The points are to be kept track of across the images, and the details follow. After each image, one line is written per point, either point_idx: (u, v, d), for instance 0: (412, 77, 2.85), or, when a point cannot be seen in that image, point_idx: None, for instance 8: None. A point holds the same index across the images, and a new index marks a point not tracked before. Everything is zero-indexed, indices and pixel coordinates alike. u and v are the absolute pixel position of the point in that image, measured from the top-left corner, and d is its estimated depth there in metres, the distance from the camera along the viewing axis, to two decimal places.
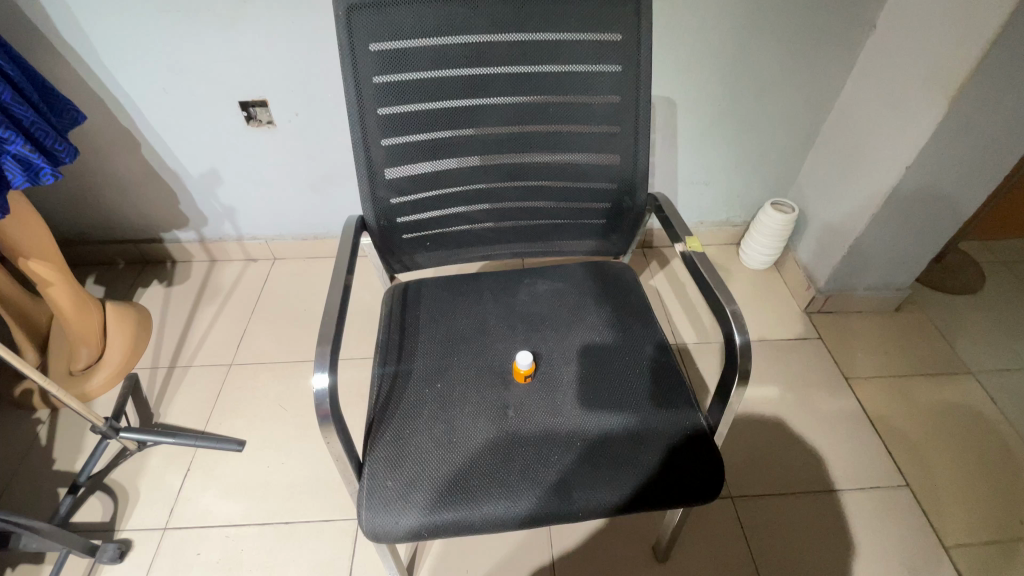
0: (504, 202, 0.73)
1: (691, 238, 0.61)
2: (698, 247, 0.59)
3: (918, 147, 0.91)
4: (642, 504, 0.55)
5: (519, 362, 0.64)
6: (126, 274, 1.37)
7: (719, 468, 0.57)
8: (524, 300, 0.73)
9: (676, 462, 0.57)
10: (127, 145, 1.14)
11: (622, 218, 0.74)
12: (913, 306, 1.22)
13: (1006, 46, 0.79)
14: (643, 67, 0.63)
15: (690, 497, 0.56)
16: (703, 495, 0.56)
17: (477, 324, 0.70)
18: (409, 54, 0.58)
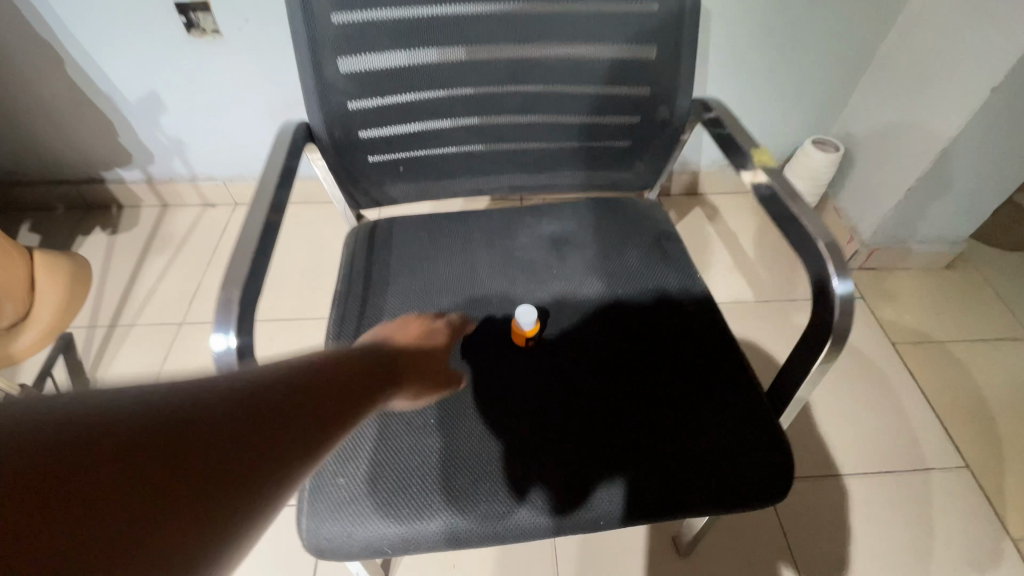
0: (499, 115, 0.56)
1: (760, 152, 0.45)
2: (770, 160, 0.45)
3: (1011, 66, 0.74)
4: (686, 507, 0.41)
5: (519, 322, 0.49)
6: (65, 220, 1.19)
7: (786, 461, 0.43)
8: (526, 241, 0.57)
9: (727, 453, 0.43)
10: (46, 63, 0.95)
11: (652, 140, 0.58)
12: (965, 263, 1.08)
13: None
14: None
15: (745, 500, 0.42)
16: (763, 497, 0.42)
17: (464, 270, 0.54)
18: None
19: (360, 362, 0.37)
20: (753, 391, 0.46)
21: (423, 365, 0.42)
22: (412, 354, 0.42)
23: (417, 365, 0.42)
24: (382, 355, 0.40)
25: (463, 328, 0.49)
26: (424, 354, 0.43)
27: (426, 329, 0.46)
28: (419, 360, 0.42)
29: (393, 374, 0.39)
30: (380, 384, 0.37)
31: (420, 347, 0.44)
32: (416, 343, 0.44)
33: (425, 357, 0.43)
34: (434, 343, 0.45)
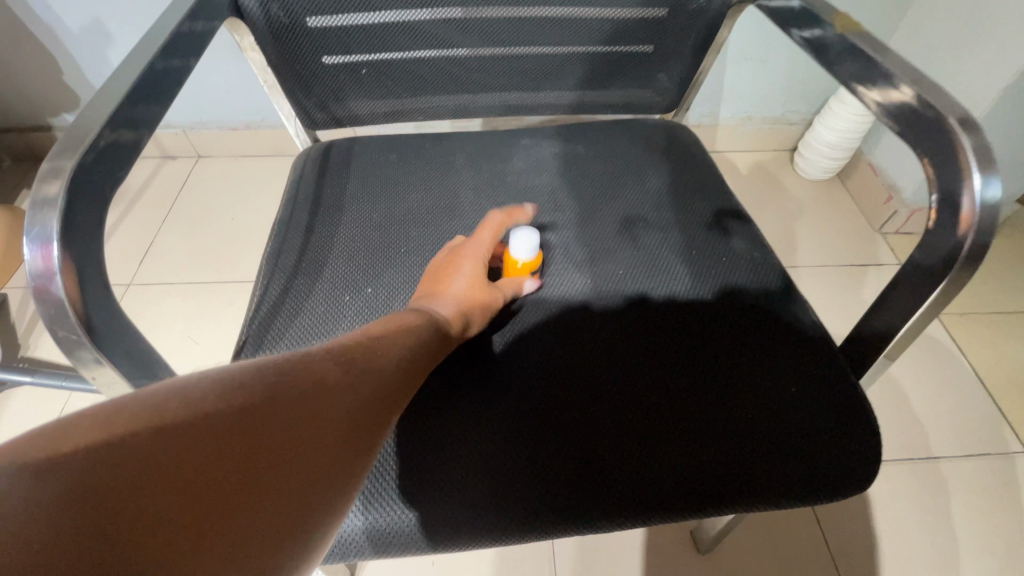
0: (489, 4, 0.43)
1: (845, 19, 0.35)
2: (857, 26, 0.35)
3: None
4: (748, 501, 0.32)
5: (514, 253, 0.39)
6: (11, 171, 1.07)
7: (845, 444, 0.33)
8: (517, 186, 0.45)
9: (769, 436, 0.33)
10: None
11: (684, 40, 0.46)
12: (1013, 228, 0.96)
13: None
14: None
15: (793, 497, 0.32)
16: (818, 494, 0.32)
17: (440, 204, 0.42)
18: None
19: (399, 320, 0.31)
20: (812, 355, 0.36)
21: (474, 302, 0.36)
22: (457, 298, 0.35)
23: (475, 316, 0.35)
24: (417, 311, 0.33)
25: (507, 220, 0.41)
26: (468, 287, 0.36)
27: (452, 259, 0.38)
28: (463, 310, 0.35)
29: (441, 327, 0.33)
30: (430, 343, 0.31)
31: (461, 282, 0.36)
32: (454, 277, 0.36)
33: (469, 307, 0.35)
34: (474, 268, 0.37)
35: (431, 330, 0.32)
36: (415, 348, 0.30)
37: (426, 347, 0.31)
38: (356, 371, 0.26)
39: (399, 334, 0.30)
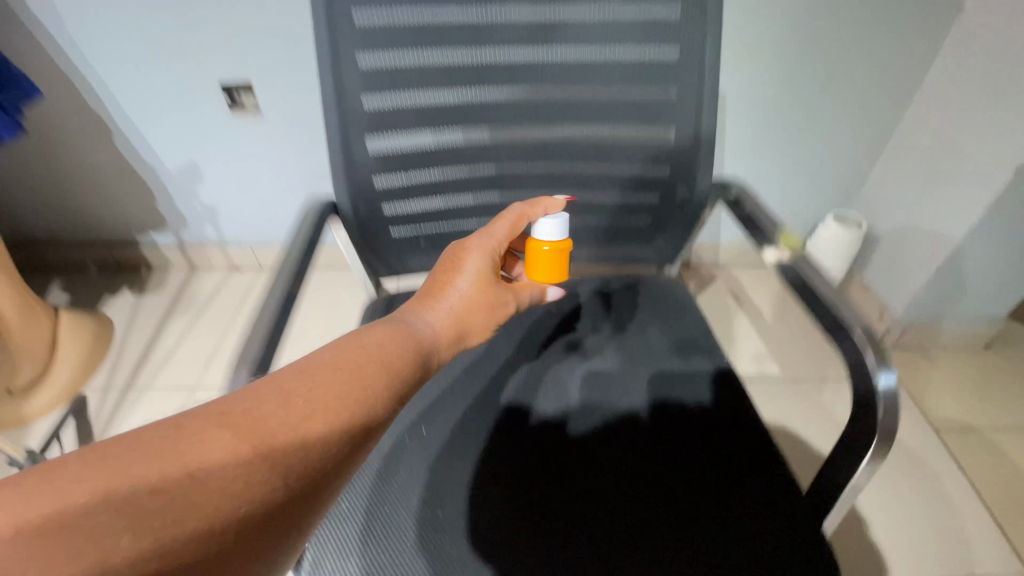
0: (520, 191, 0.56)
1: (785, 238, 0.47)
2: (794, 245, 0.46)
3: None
4: None
5: (542, 236, 0.47)
6: (99, 280, 1.23)
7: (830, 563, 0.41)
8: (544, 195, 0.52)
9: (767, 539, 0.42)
10: (98, 138, 1.00)
11: (674, 216, 0.58)
12: (1006, 345, 1.02)
13: None
14: (714, 14, 0.47)
15: None
16: None
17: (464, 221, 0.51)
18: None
19: (377, 345, 0.36)
20: (783, 474, 0.46)
21: (473, 317, 0.43)
22: (455, 313, 0.42)
23: (476, 308, 0.43)
24: (414, 327, 0.40)
25: (525, 211, 0.48)
26: (463, 304, 0.42)
27: (461, 266, 0.44)
28: (469, 307, 0.42)
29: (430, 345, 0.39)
30: (411, 375, 0.36)
31: (462, 298, 0.43)
32: (454, 288, 0.43)
33: (474, 304, 0.43)
34: (480, 282, 0.43)
35: (414, 355, 0.37)
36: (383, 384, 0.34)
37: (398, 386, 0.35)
38: (307, 424, 0.30)
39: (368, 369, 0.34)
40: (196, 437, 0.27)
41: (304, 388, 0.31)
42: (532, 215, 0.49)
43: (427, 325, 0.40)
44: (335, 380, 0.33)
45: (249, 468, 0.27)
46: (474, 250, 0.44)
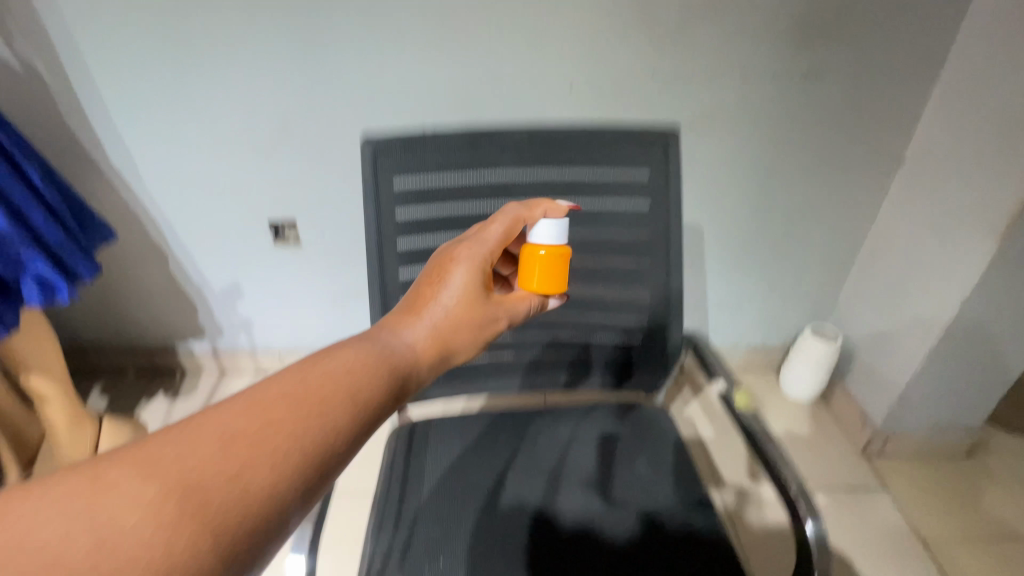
0: (524, 333, 0.68)
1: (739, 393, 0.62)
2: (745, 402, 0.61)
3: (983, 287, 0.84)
4: None
5: (539, 240, 0.52)
6: (135, 385, 1.33)
7: None
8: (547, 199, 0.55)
9: None
10: (155, 264, 1.14)
11: (654, 356, 0.69)
12: (985, 452, 1.07)
13: None
14: (672, 208, 0.62)
15: None
16: None
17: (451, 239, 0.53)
18: (433, 187, 0.58)
19: (350, 364, 0.36)
20: None
21: (456, 332, 0.44)
22: (436, 330, 0.43)
23: (458, 318, 0.44)
24: (394, 343, 0.40)
25: (522, 214, 0.52)
26: (444, 320, 0.44)
27: (445, 280, 0.45)
28: (449, 319, 0.44)
29: (410, 361, 0.40)
30: (383, 384, 0.37)
31: (443, 313, 0.44)
32: (435, 304, 0.44)
33: (455, 315, 0.44)
34: (463, 298, 0.45)
35: (390, 372, 0.38)
36: (348, 407, 0.34)
37: (366, 409, 0.35)
38: (252, 459, 0.29)
39: (334, 388, 0.34)
40: (107, 490, 0.26)
41: (253, 418, 0.30)
42: (529, 217, 0.51)
43: (407, 341, 0.41)
44: (288, 405, 0.32)
45: (165, 523, 0.25)
46: (460, 262, 0.46)
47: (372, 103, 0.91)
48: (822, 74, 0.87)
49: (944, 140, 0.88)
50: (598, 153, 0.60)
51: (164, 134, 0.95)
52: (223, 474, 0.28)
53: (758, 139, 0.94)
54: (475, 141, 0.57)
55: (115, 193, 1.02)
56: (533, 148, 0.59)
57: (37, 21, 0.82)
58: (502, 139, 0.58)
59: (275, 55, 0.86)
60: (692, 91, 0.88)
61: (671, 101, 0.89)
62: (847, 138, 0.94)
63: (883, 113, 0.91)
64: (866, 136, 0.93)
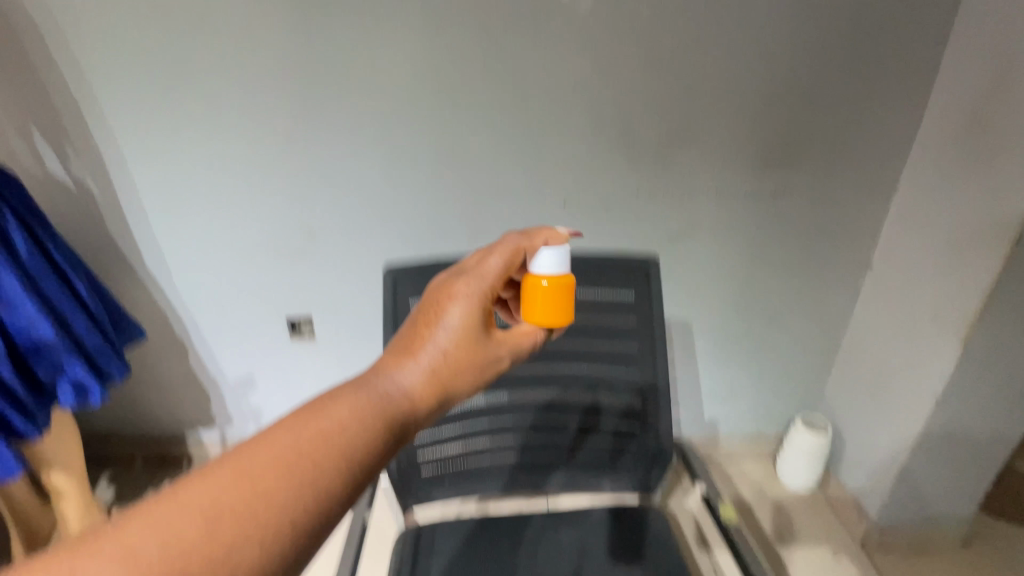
0: (524, 436, 0.74)
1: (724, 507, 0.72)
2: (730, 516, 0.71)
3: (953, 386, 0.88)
4: None
5: (541, 272, 0.52)
6: (142, 475, 1.34)
7: None
8: (551, 225, 0.55)
9: None
10: (174, 357, 1.20)
11: (646, 459, 0.75)
12: (984, 544, 1.08)
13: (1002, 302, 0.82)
14: (655, 323, 0.71)
15: None
16: None
17: (453, 266, 0.53)
18: None
19: (342, 423, 0.37)
20: None
21: (454, 375, 0.44)
22: (433, 375, 0.43)
23: (457, 355, 0.45)
24: (389, 392, 0.41)
25: (523, 244, 0.52)
26: (442, 363, 0.44)
27: (443, 317, 0.45)
28: (448, 359, 0.44)
29: (405, 410, 0.41)
30: (377, 437, 0.38)
31: (440, 357, 0.44)
32: (433, 345, 0.44)
33: (455, 355, 0.45)
34: (461, 340, 0.45)
35: (383, 426, 0.39)
36: (336, 472, 0.35)
37: (355, 472, 0.36)
38: (237, 539, 0.31)
39: (323, 453, 0.35)
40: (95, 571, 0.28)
41: (238, 492, 0.33)
42: (530, 246, 0.52)
43: (403, 387, 0.42)
44: (275, 478, 0.34)
45: None
46: (456, 299, 0.46)
47: (386, 216, 1.01)
48: (789, 192, 0.97)
49: (903, 248, 0.97)
50: (589, 275, 0.70)
51: (197, 243, 1.05)
52: (207, 552, 0.30)
53: (735, 245, 1.03)
54: None
55: (146, 295, 1.10)
56: None
57: (97, 153, 0.95)
58: None
59: (303, 178, 0.97)
60: (674, 206, 0.99)
61: (656, 214, 1.00)
62: (817, 245, 1.03)
63: (848, 223, 1.00)
64: (833, 244, 1.03)
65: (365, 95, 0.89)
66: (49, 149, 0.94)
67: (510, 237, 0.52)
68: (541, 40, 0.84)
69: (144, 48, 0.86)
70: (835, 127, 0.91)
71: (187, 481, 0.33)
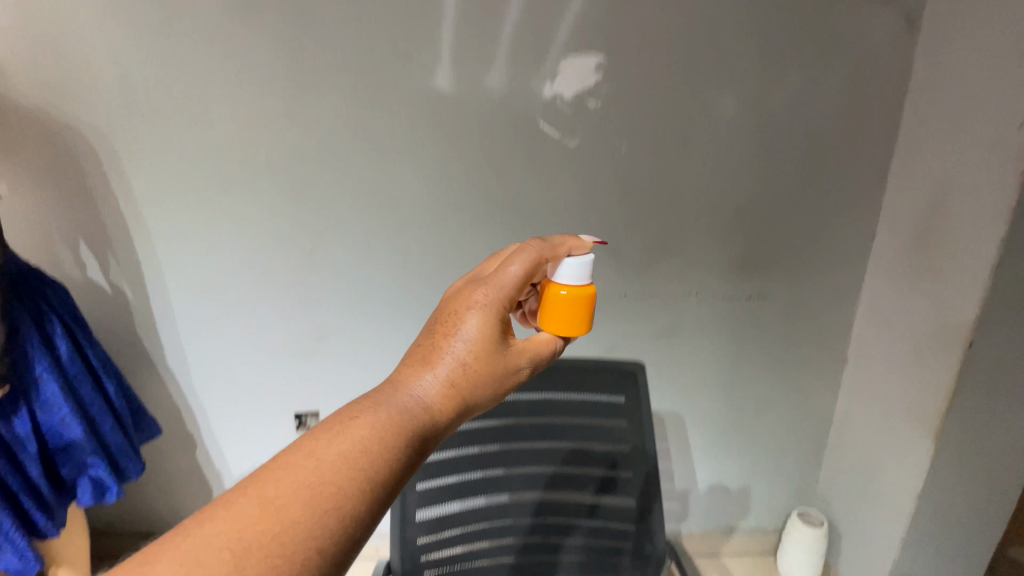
0: (524, 536, 0.80)
1: None
2: None
3: (931, 488, 0.92)
4: None
5: (563, 282, 0.57)
6: None
7: None
8: (570, 233, 0.60)
9: None
10: (183, 450, 1.23)
11: (643, 560, 0.80)
12: None
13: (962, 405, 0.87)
14: (644, 424, 0.81)
15: None
16: None
17: (472, 275, 0.57)
18: None
19: (364, 441, 0.43)
20: None
21: (471, 386, 0.49)
22: (449, 388, 0.48)
23: (476, 363, 0.49)
24: (408, 407, 0.46)
25: (547, 254, 0.56)
26: (458, 376, 0.49)
27: (460, 329, 0.50)
28: (465, 368, 0.49)
29: (423, 423, 0.46)
30: (398, 449, 0.44)
31: (457, 369, 0.49)
32: (450, 359, 0.49)
33: (474, 362, 0.49)
34: (476, 352, 0.50)
35: (403, 441, 0.44)
36: (358, 488, 0.41)
37: (378, 487, 0.42)
38: (271, 560, 0.37)
39: (349, 470, 0.41)
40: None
41: (273, 515, 0.38)
42: (553, 257, 0.56)
43: (422, 401, 0.47)
44: (304, 500, 0.39)
45: None
46: (474, 309, 0.50)
47: (397, 314, 1.10)
48: (764, 294, 1.07)
49: (872, 347, 1.05)
50: (582, 381, 0.82)
51: (218, 342, 1.12)
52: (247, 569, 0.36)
53: (717, 344, 1.12)
54: None
55: (164, 390, 1.16)
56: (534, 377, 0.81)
57: (136, 263, 1.04)
58: None
59: (322, 282, 1.07)
60: (660, 306, 1.08)
61: (643, 315, 1.08)
62: (793, 344, 1.11)
63: (821, 321, 1.09)
64: (807, 342, 1.11)
65: (382, 211, 1.00)
66: (92, 259, 1.03)
67: (531, 247, 0.55)
68: (538, 167, 0.96)
69: (190, 174, 0.97)
70: (800, 238, 1.02)
71: (225, 508, 0.38)
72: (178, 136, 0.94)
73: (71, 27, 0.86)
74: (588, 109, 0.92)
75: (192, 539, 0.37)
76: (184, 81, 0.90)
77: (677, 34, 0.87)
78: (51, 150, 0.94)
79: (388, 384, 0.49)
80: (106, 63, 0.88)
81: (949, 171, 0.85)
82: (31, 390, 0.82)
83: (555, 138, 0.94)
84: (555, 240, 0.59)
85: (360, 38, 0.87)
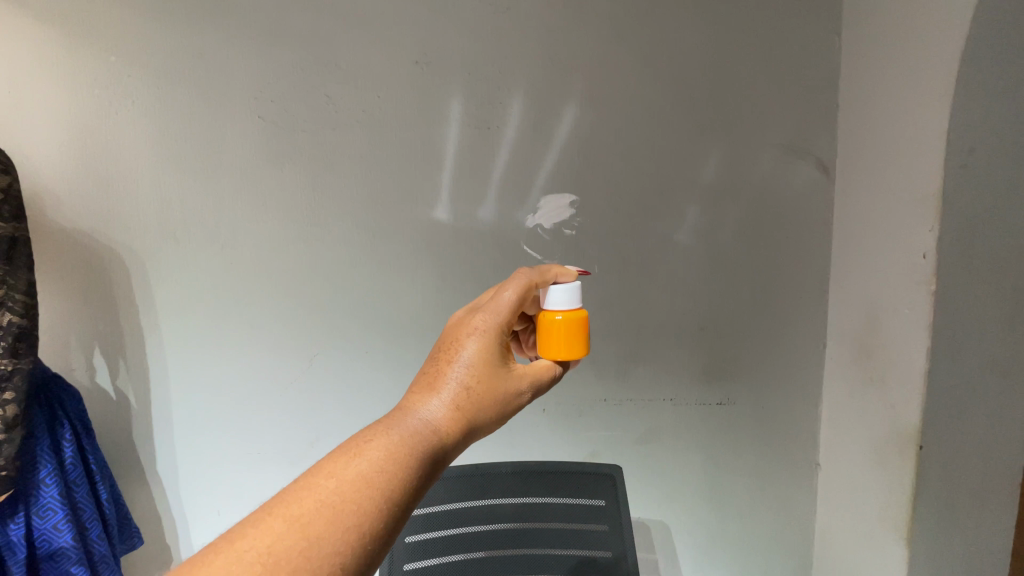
0: None
1: None
2: None
3: None
4: None
5: (557, 307, 0.66)
6: None
7: None
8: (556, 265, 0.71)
9: None
10: (160, 565, 1.20)
11: None
12: None
13: (926, 507, 0.91)
14: (625, 527, 0.84)
15: None
16: None
17: (470, 307, 0.66)
18: (438, 514, 0.84)
19: (379, 459, 0.49)
20: None
21: (474, 407, 0.56)
22: (456, 410, 0.55)
23: (477, 388, 0.57)
24: (419, 429, 0.53)
25: (536, 279, 0.66)
26: (462, 400, 0.56)
27: (461, 356, 0.58)
28: (468, 393, 0.56)
29: (433, 442, 0.52)
30: (412, 466, 0.50)
31: (461, 393, 0.56)
32: (454, 384, 0.57)
33: (476, 386, 0.57)
34: (476, 376, 0.57)
35: (415, 458, 0.50)
36: (376, 503, 0.46)
37: (394, 502, 0.47)
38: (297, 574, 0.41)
39: (367, 487, 0.47)
40: None
41: (298, 533, 0.43)
42: (541, 282, 0.67)
43: (430, 421, 0.54)
44: (326, 516, 0.44)
45: None
46: (471, 337, 0.59)
47: None
48: (734, 400, 1.15)
49: (839, 451, 1.11)
50: (561, 483, 0.88)
51: (213, 446, 1.15)
52: None
53: (695, 449, 1.17)
54: (470, 475, 0.88)
55: (150, 497, 1.16)
56: (514, 480, 0.88)
57: (145, 369, 1.11)
58: (492, 475, 0.88)
59: (322, 387, 1.14)
60: (638, 412, 1.15)
61: (623, 421, 1.15)
62: (766, 449, 1.17)
63: (789, 425, 1.16)
64: (779, 448, 1.17)
65: (382, 321, 1.10)
66: (103, 365, 1.09)
67: (522, 275, 0.66)
68: None
69: (209, 287, 1.08)
70: (760, 346, 1.13)
71: (254, 530, 0.43)
72: (203, 254, 1.06)
73: (127, 167, 1.01)
74: (564, 236, 1.06)
75: (224, 556, 0.42)
76: (217, 210, 1.04)
77: (637, 177, 1.05)
78: (87, 266, 1.04)
79: (399, 412, 0.55)
80: (151, 196, 1.03)
81: (876, 289, 0.98)
82: (31, 496, 0.85)
83: (538, 259, 1.07)
84: (542, 270, 0.70)
85: (371, 178, 1.04)
